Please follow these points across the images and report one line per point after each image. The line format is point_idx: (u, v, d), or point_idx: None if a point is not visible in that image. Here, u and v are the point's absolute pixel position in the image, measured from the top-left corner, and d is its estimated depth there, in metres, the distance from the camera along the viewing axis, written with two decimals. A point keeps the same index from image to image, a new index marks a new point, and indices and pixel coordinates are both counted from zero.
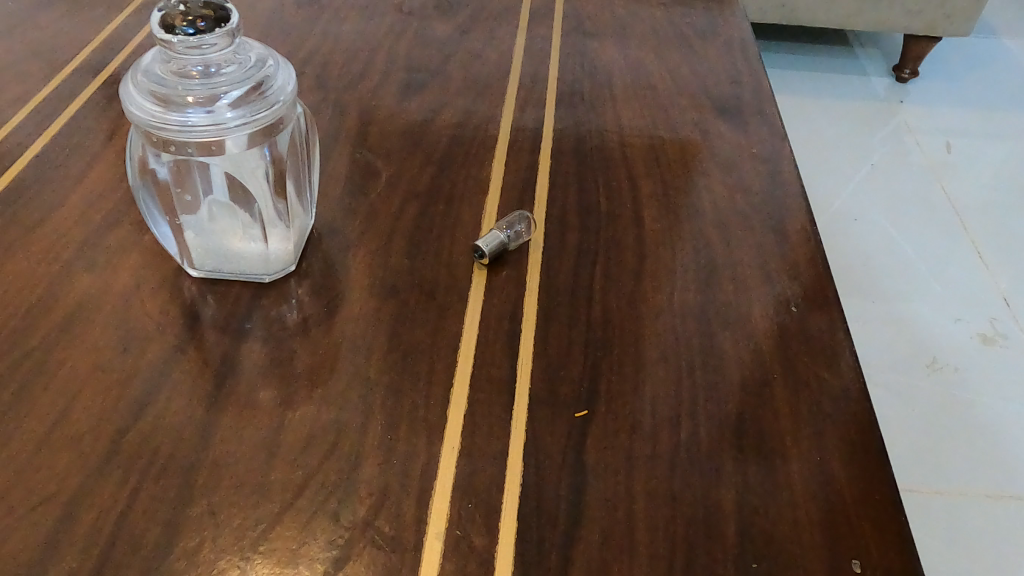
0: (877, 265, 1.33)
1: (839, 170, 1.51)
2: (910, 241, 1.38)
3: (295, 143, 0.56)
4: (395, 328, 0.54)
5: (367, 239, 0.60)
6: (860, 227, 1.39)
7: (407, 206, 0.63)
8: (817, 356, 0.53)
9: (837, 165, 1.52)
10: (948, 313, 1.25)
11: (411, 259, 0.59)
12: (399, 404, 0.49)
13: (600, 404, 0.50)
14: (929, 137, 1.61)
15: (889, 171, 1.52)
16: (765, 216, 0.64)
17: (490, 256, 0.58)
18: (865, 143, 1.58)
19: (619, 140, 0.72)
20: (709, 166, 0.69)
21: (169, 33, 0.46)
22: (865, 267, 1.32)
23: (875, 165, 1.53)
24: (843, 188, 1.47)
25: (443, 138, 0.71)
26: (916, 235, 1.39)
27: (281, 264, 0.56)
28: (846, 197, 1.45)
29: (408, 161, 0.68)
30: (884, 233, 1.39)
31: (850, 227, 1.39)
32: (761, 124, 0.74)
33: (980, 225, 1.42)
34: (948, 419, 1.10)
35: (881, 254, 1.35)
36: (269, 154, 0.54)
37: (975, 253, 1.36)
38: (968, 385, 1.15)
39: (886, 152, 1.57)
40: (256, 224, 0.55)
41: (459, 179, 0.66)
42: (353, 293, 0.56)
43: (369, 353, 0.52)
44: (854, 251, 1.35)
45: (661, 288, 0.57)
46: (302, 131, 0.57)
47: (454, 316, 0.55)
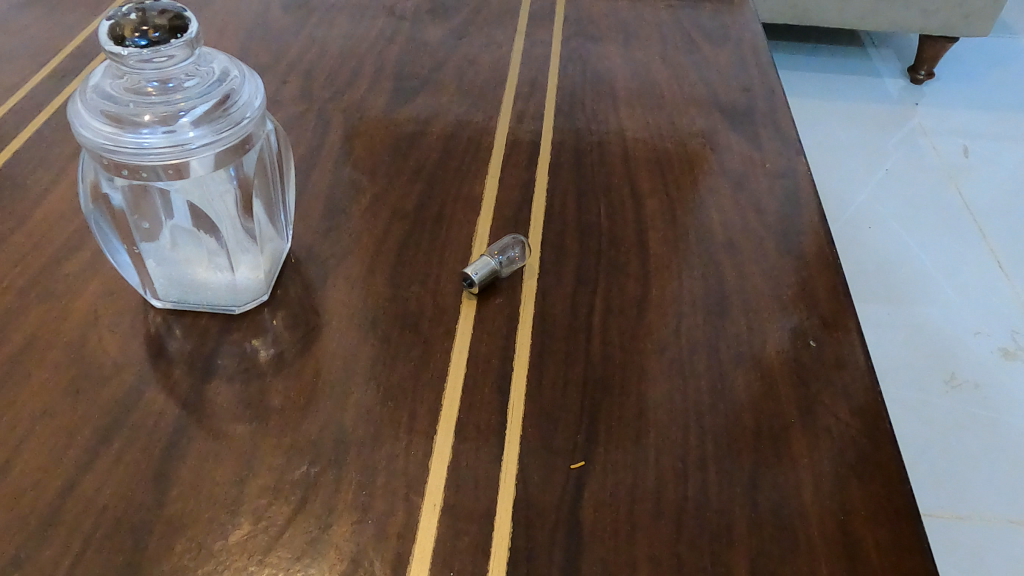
0: (893, 275, 1.27)
1: (852, 176, 1.46)
2: (927, 249, 1.32)
3: (264, 162, 0.51)
4: (375, 365, 0.49)
5: (349, 264, 0.56)
6: (874, 236, 1.34)
7: (392, 228, 0.59)
8: (840, 398, 0.48)
9: (850, 171, 1.47)
10: (967, 326, 1.20)
11: (395, 286, 0.54)
12: (377, 453, 0.45)
13: (599, 453, 0.45)
14: (945, 141, 1.55)
15: (904, 176, 1.46)
16: (779, 239, 0.59)
17: (481, 284, 0.53)
18: (879, 147, 1.53)
19: (622, 153, 0.67)
20: (719, 183, 0.64)
21: (118, 45, 0.41)
22: (880, 277, 1.27)
23: (890, 170, 1.48)
24: (856, 194, 1.42)
25: (433, 152, 0.66)
26: (933, 243, 1.34)
27: (251, 295, 0.52)
28: (860, 204, 1.40)
29: (395, 178, 0.63)
30: (900, 242, 1.33)
31: (863, 235, 1.34)
32: (775, 136, 0.69)
33: (1000, 233, 1.36)
34: (970, 440, 1.05)
35: (897, 263, 1.29)
36: (235, 176, 0.49)
37: (995, 262, 1.31)
38: (991, 403, 1.09)
39: (901, 156, 1.51)
40: (222, 252, 0.50)
41: (449, 197, 0.62)
42: (331, 326, 0.52)
43: (347, 394, 0.48)
44: (868, 261, 1.29)
45: (666, 320, 0.53)
46: (274, 148, 0.52)
47: (440, 353, 0.50)
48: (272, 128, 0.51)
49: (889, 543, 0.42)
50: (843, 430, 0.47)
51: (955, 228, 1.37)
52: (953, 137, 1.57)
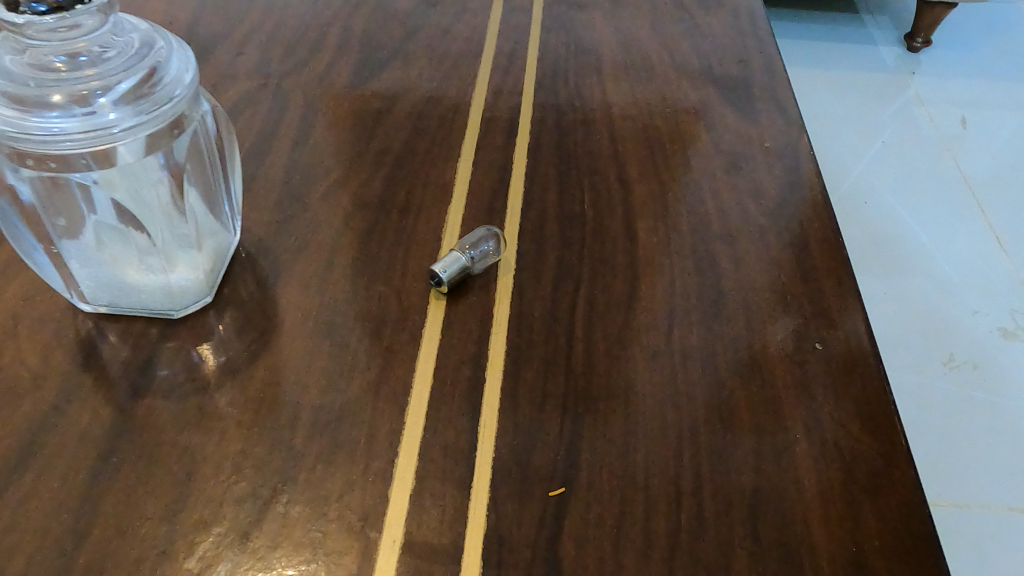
0: (890, 253, 1.22)
1: (847, 148, 1.40)
2: (924, 226, 1.27)
3: (199, 149, 0.45)
4: (331, 376, 0.44)
5: (305, 260, 0.50)
6: (870, 211, 1.29)
7: (354, 218, 0.53)
8: (848, 408, 0.44)
9: (845, 144, 1.41)
10: (965, 305, 1.15)
11: (356, 285, 0.49)
12: (331, 481, 0.40)
13: (580, 478, 0.40)
14: (943, 112, 1.49)
15: (901, 149, 1.41)
16: (780, 227, 0.54)
17: (450, 284, 0.48)
18: (875, 118, 1.47)
19: (609, 131, 0.61)
20: (714, 164, 0.59)
21: (13, 12, 0.35)
22: (877, 254, 1.22)
23: (886, 142, 1.42)
24: (852, 168, 1.36)
25: (402, 131, 0.60)
26: (930, 219, 1.29)
27: (191, 298, 0.46)
28: (855, 178, 1.35)
29: (359, 161, 0.57)
30: (896, 216, 1.28)
31: (860, 211, 1.29)
32: (774, 111, 0.64)
33: (999, 207, 1.31)
34: (972, 424, 1.00)
35: (894, 239, 1.24)
36: (166, 164, 0.44)
37: (994, 238, 1.26)
38: (991, 386, 1.05)
39: (898, 127, 1.46)
40: (155, 250, 0.45)
41: (418, 183, 0.56)
42: (282, 330, 0.46)
43: (299, 411, 0.42)
44: (864, 237, 1.24)
45: (657, 321, 0.47)
46: (212, 132, 0.46)
47: (404, 362, 0.45)
48: (208, 109, 0.45)
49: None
50: (853, 447, 0.42)
51: (953, 204, 1.31)
52: (950, 108, 1.51)
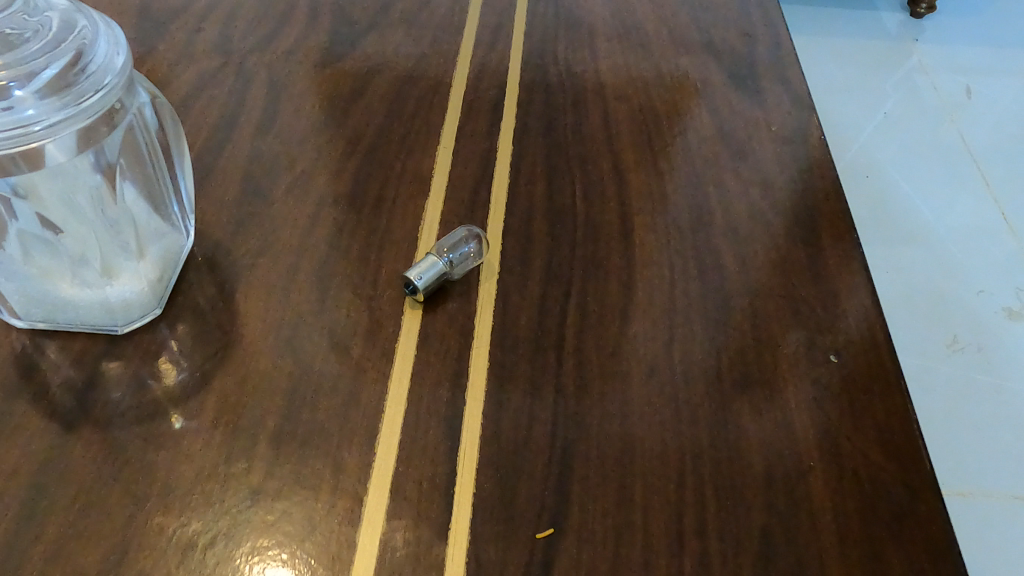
0: (891, 224, 1.11)
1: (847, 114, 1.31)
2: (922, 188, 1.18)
3: (137, 144, 0.41)
4: (293, 400, 0.39)
5: (267, 263, 0.45)
6: (871, 182, 1.18)
7: (321, 215, 0.48)
8: (870, 432, 0.40)
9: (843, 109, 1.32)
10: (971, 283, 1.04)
11: (323, 292, 0.44)
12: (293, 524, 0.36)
13: (570, 518, 0.36)
14: (949, 79, 1.39)
15: (904, 118, 1.30)
16: (789, 222, 0.50)
17: (426, 291, 0.43)
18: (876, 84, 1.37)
19: (602, 114, 0.56)
20: (716, 153, 0.54)
21: None
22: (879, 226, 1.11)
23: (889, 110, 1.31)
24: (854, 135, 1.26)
25: (375, 115, 0.55)
26: (930, 188, 1.18)
27: (135, 312, 0.41)
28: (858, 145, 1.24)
29: (327, 151, 0.52)
30: (900, 188, 1.17)
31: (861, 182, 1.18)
32: (781, 92, 0.59)
33: (1005, 175, 1.21)
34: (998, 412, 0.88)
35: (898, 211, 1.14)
36: (98, 163, 0.39)
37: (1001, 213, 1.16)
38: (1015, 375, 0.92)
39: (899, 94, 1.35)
40: (90, 261, 0.40)
41: (392, 174, 0.51)
42: (239, 344, 0.42)
43: (257, 441, 0.38)
44: (869, 208, 1.13)
45: (656, 332, 0.43)
46: (152, 125, 0.42)
47: (375, 382, 0.40)
48: (145, 99, 0.41)
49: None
50: (874, 479, 0.38)
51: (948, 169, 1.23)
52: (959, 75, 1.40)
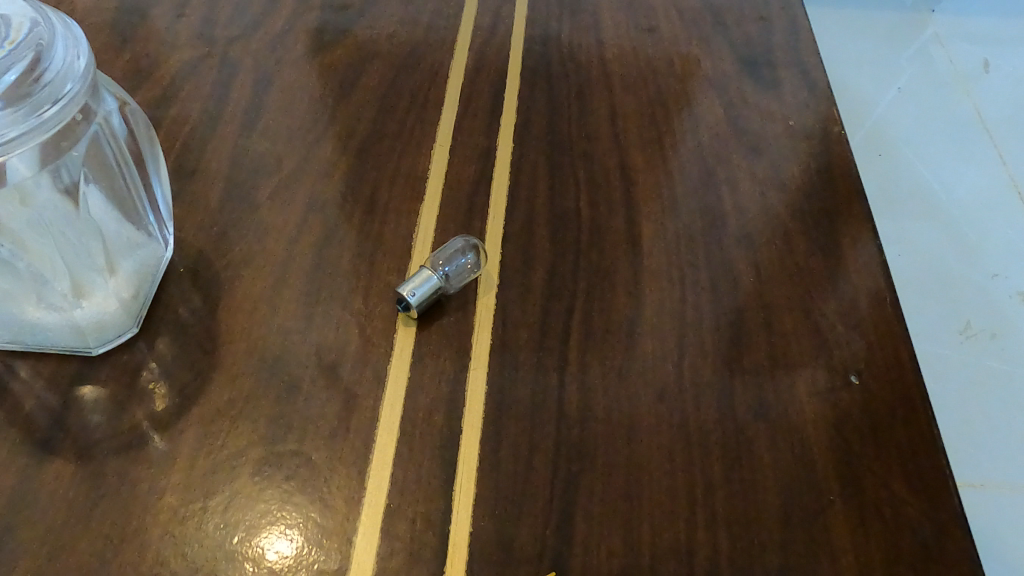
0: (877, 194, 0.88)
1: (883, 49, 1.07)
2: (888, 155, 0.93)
3: (105, 155, 0.38)
4: (279, 430, 0.37)
5: (252, 276, 0.43)
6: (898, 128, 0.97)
7: (309, 222, 0.45)
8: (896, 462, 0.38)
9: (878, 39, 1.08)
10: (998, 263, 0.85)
11: (310, 308, 0.41)
12: (279, 568, 0.34)
13: (573, 559, 0.34)
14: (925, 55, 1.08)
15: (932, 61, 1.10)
16: (808, 228, 0.47)
17: (421, 308, 0.41)
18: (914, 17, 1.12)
19: (609, 109, 0.53)
20: (730, 152, 0.51)
21: None
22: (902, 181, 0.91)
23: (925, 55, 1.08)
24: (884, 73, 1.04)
25: (367, 109, 0.51)
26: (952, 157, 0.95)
27: (109, 332, 0.39)
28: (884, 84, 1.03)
29: (316, 149, 0.49)
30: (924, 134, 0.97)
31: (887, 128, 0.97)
32: (799, 83, 0.55)
33: None
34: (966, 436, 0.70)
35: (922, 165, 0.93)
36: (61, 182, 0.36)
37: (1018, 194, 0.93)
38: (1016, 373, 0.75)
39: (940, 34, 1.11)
40: (56, 284, 0.37)
41: (385, 176, 0.48)
42: (222, 366, 0.39)
43: (242, 474, 0.36)
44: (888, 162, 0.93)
45: (664, 352, 0.41)
46: (120, 133, 0.39)
47: (367, 409, 0.38)
48: (112, 106, 0.38)
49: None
50: (897, 514, 0.36)
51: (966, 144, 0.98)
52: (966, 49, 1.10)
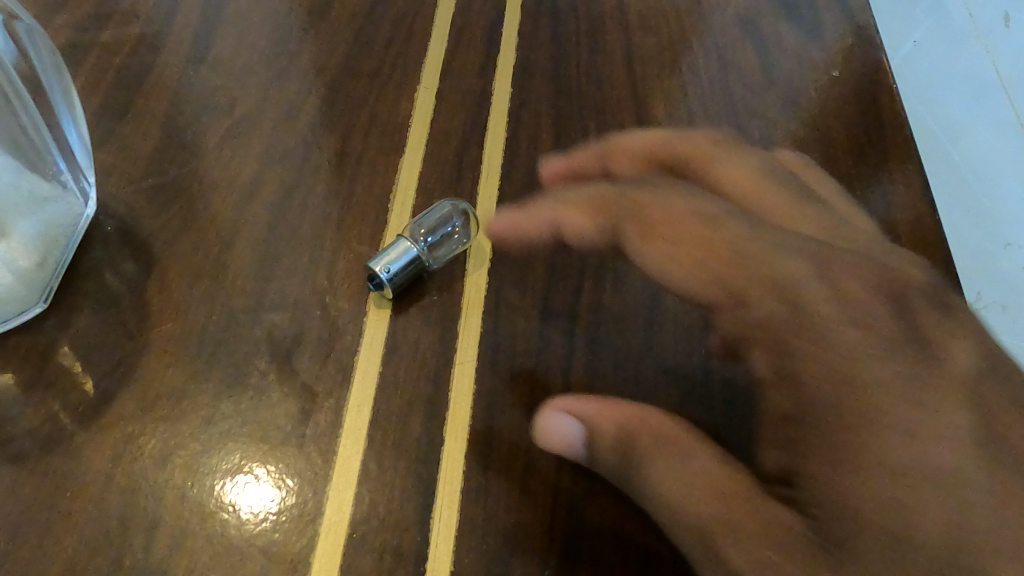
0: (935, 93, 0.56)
1: None
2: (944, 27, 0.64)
3: None
4: (223, 434, 0.31)
5: (194, 240, 0.35)
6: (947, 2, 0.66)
7: (267, 175, 0.37)
8: (807, 352, 0.28)
9: None
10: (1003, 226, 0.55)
11: (266, 281, 0.34)
12: (228, 543, 0.29)
13: None
14: None
15: None
16: (856, 200, 0.40)
17: (395, 287, 0.34)
18: None
19: (625, 49, 0.45)
20: (765, 107, 0.43)
21: None
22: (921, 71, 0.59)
23: None
24: None
25: (340, 40, 0.43)
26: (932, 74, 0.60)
27: (6, 310, 0.31)
28: None
29: (277, 87, 0.41)
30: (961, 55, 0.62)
31: None
32: (846, 26, 0.47)
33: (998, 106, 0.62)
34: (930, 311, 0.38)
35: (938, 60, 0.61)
36: None
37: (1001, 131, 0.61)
38: None
39: None
40: None
41: (360, 121, 0.40)
42: (153, 349, 0.32)
43: (173, 486, 0.30)
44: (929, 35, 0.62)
45: (687, 344, 0.34)
46: (6, 54, 0.32)
47: (331, 411, 0.31)
48: None
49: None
50: None
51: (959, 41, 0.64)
52: None
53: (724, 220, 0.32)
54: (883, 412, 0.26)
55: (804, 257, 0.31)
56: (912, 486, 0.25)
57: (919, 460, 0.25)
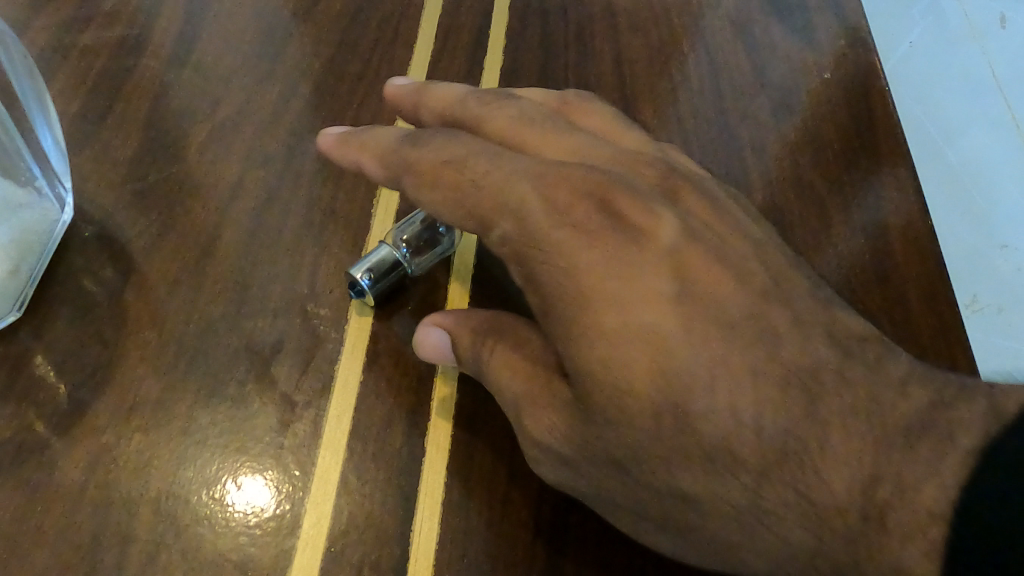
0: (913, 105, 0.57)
1: None
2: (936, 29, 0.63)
3: None
4: (200, 445, 0.30)
5: (173, 247, 0.34)
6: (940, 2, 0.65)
7: (249, 178, 0.37)
8: (552, 265, 0.26)
9: None
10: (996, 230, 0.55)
11: (246, 287, 0.34)
12: (203, 558, 0.28)
13: None
14: None
15: None
16: (848, 204, 0.39)
17: (377, 294, 0.33)
18: None
19: (614, 51, 0.44)
20: (756, 109, 0.43)
21: None
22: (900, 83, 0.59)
23: None
24: None
25: (325, 41, 0.43)
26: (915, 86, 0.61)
27: None
28: None
29: (261, 89, 0.40)
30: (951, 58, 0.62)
31: None
32: (838, 27, 0.47)
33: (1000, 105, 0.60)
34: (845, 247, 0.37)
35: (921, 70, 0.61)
36: None
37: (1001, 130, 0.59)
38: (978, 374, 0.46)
39: None
40: None
41: (344, 125, 0.39)
42: (130, 357, 0.31)
43: (148, 499, 0.29)
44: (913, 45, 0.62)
45: None
46: None
47: (310, 421, 0.31)
48: None
49: (585, 457, 0.26)
50: None
51: (947, 41, 0.63)
52: None
53: (474, 158, 0.28)
54: (619, 309, 0.26)
55: (538, 177, 0.27)
56: (666, 364, 0.25)
57: (663, 329, 0.26)
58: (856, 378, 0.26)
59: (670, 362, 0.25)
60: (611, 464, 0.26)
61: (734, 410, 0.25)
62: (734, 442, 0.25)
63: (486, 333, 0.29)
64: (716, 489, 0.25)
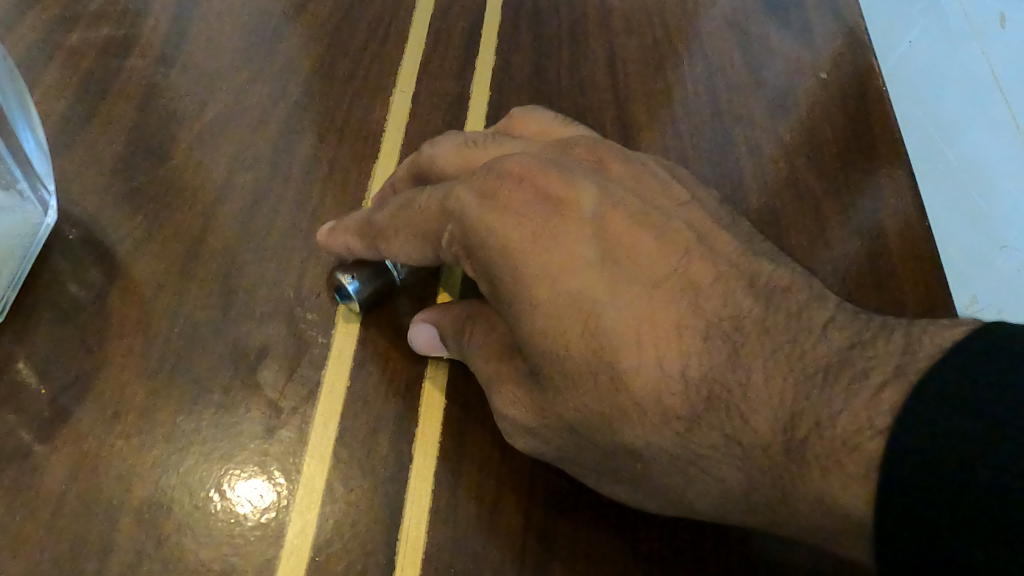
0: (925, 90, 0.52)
1: None
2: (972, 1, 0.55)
3: None
4: (185, 453, 0.30)
5: (159, 250, 0.34)
6: None
7: (236, 180, 0.36)
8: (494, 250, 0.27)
9: None
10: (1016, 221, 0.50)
11: (232, 290, 0.33)
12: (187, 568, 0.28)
13: None
14: None
15: None
16: (844, 205, 0.39)
17: (362, 302, 0.33)
18: None
19: (608, 51, 0.44)
20: (751, 110, 0.42)
21: None
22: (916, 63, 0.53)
23: None
24: None
25: (315, 42, 0.42)
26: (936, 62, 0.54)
27: None
28: None
29: (249, 89, 0.40)
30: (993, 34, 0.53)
31: None
32: (834, 27, 0.46)
33: None
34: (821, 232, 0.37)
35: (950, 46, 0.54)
36: None
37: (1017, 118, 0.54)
38: None
39: None
40: None
41: (333, 126, 0.39)
42: (114, 362, 0.31)
43: (132, 507, 0.28)
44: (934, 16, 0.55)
45: None
46: None
47: (296, 428, 0.31)
48: None
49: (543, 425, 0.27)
50: None
51: (950, 45, 0.54)
52: None
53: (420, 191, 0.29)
54: (541, 271, 0.26)
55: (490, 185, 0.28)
56: (587, 320, 0.26)
57: (590, 295, 0.26)
58: (784, 327, 0.25)
59: (596, 326, 0.26)
60: (556, 418, 0.27)
61: (659, 361, 0.25)
62: (662, 393, 0.25)
63: (455, 315, 0.31)
64: (652, 439, 0.25)
